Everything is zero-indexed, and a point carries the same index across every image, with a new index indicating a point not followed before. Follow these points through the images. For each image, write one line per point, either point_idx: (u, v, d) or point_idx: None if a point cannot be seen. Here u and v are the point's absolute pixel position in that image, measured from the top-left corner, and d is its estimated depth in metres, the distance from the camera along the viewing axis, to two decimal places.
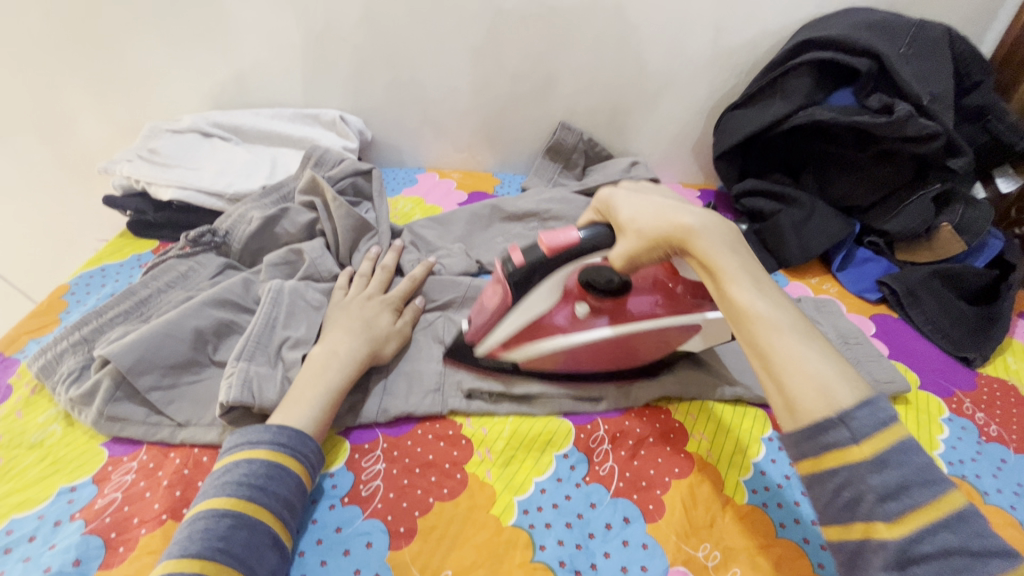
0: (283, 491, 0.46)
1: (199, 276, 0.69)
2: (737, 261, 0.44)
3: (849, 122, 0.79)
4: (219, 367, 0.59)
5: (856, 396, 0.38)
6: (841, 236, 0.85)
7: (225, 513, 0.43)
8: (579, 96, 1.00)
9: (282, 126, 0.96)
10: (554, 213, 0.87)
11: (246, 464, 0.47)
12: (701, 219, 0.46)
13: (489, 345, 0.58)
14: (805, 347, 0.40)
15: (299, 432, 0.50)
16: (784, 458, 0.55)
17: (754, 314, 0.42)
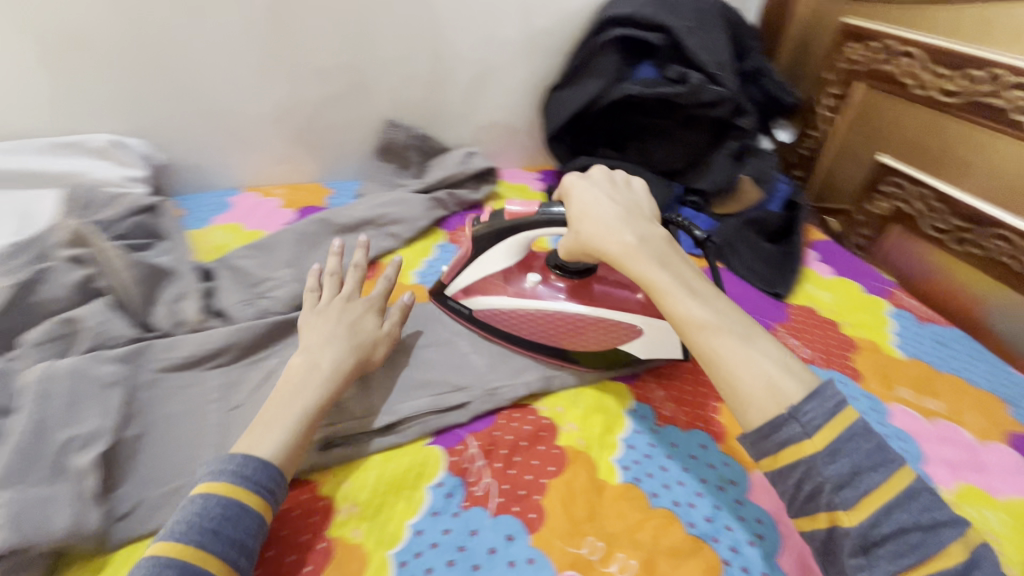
0: (239, 535, 0.41)
1: None
2: (669, 276, 0.49)
3: (654, 94, 0.85)
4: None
5: (799, 388, 0.41)
6: (666, 200, 0.91)
7: (168, 563, 0.38)
8: (402, 90, 0.94)
9: (27, 161, 0.76)
10: (391, 217, 0.82)
11: (201, 502, 0.42)
12: (635, 237, 0.51)
13: (455, 287, 0.66)
14: (746, 348, 0.44)
15: (267, 462, 0.45)
16: (647, 426, 0.57)
17: (692, 321, 0.46)
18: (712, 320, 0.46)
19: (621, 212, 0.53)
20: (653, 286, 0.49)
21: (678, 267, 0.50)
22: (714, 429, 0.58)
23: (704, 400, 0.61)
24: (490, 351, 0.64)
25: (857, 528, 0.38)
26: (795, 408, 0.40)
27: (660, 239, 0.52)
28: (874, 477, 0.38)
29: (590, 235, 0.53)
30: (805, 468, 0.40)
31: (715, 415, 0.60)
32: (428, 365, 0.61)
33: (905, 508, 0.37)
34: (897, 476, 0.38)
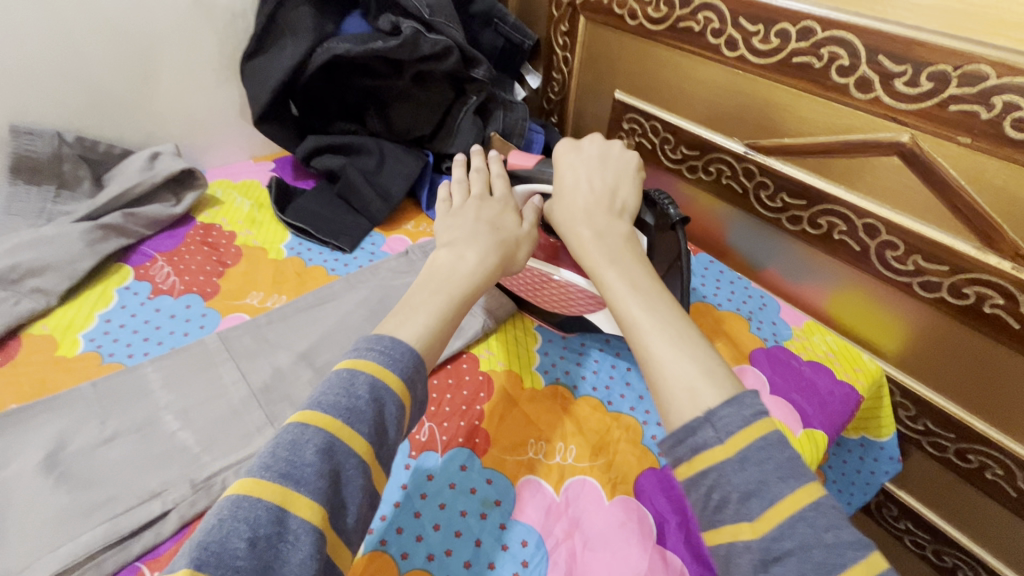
0: (378, 419, 0.36)
1: None
2: (617, 271, 0.46)
3: (367, 51, 0.71)
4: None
5: (721, 393, 0.37)
6: (416, 172, 0.79)
7: (314, 433, 0.34)
8: (18, 80, 0.67)
9: None
10: (32, 266, 0.59)
11: (349, 374, 0.37)
12: (591, 231, 0.49)
13: None
14: (674, 351, 0.40)
15: (413, 352, 0.40)
16: (398, 464, 0.48)
17: (628, 321, 0.43)
18: (646, 320, 0.42)
19: (592, 201, 0.51)
20: (597, 275, 0.47)
21: (637, 259, 0.48)
22: (478, 442, 0.50)
23: (468, 408, 0.53)
24: (204, 421, 0.49)
25: (759, 541, 0.32)
26: (709, 409, 0.36)
27: (623, 234, 0.49)
28: (783, 487, 0.33)
29: (564, 212, 0.52)
30: (716, 475, 0.34)
31: (479, 423, 0.52)
32: (113, 468, 0.45)
33: (810, 522, 0.32)
34: (806, 485, 0.33)
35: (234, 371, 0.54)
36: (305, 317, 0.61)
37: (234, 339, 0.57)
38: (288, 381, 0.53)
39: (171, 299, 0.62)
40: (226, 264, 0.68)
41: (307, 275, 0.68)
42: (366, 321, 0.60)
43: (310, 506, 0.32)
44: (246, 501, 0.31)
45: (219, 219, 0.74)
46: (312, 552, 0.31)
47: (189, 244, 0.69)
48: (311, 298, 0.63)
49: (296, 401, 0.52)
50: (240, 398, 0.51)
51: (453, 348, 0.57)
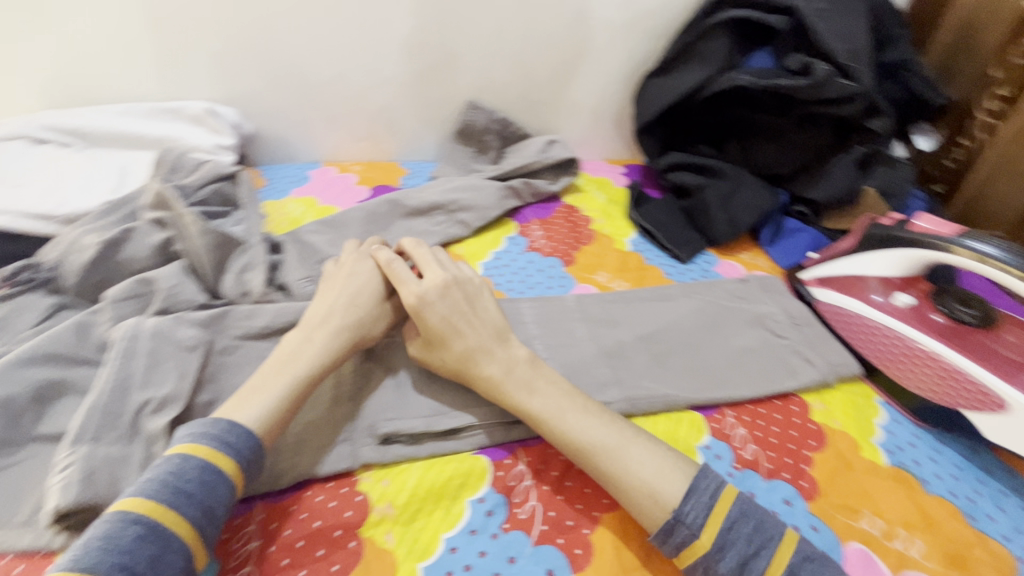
0: (213, 503, 0.39)
1: (19, 324, 0.56)
2: (540, 403, 0.48)
3: (769, 85, 0.74)
4: (46, 444, 0.48)
5: (684, 484, 0.43)
6: (766, 208, 0.80)
7: (133, 517, 0.36)
8: (485, 69, 0.89)
9: (133, 123, 0.81)
10: (463, 203, 0.79)
11: (178, 461, 0.39)
12: (496, 367, 0.49)
13: (812, 275, 0.70)
14: (641, 456, 0.45)
15: (252, 433, 0.43)
16: (721, 468, 0.50)
17: (583, 447, 0.46)
18: (602, 441, 0.46)
19: (490, 330, 0.52)
20: (528, 410, 0.47)
21: (542, 397, 0.48)
22: (803, 485, 0.49)
23: (794, 448, 0.52)
24: (564, 360, 0.60)
25: None
26: (678, 511, 0.41)
27: (524, 362, 0.50)
28: (759, 563, 0.40)
29: (454, 352, 0.50)
30: (704, 567, 0.41)
31: (805, 467, 0.51)
32: None
33: None
34: (784, 539, 0.41)
35: (587, 331, 0.63)
36: (644, 307, 0.67)
37: (587, 303, 0.67)
38: (629, 355, 0.60)
39: (541, 257, 0.76)
40: (583, 242, 0.79)
41: (646, 272, 0.75)
42: (699, 329, 0.64)
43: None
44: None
45: (581, 204, 0.87)
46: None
47: (558, 218, 0.83)
48: (652, 293, 0.69)
49: (636, 374, 0.58)
50: (591, 352, 0.60)
51: (784, 387, 0.58)
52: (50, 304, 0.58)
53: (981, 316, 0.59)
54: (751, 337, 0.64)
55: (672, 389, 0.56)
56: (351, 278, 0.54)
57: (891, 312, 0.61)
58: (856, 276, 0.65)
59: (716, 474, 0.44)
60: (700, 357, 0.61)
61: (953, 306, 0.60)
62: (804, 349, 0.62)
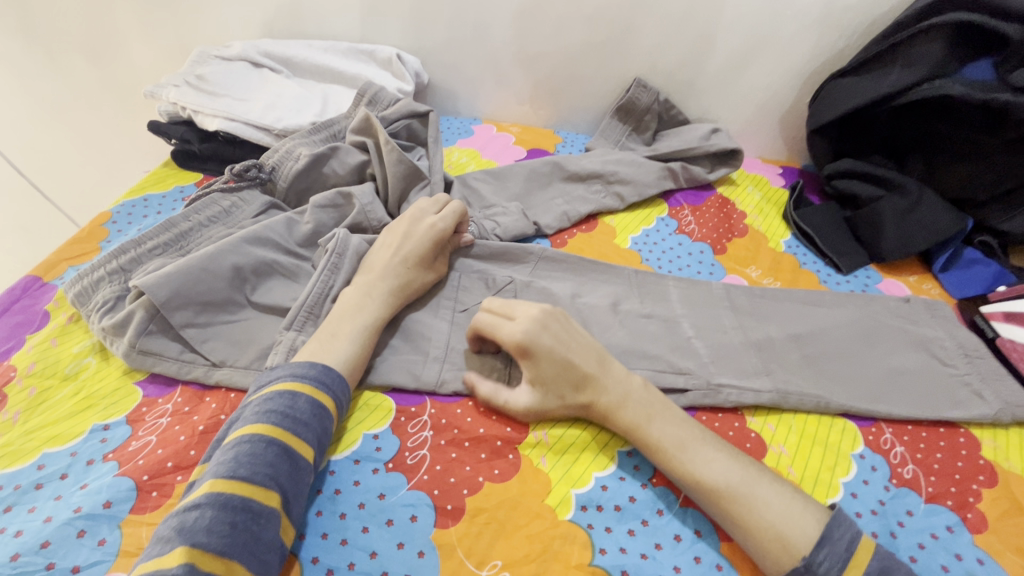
0: (322, 433, 0.43)
1: (242, 214, 0.65)
2: (658, 432, 0.45)
3: (984, 98, 0.68)
4: (257, 310, 0.55)
5: (816, 531, 0.40)
6: (949, 233, 0.74)
7: (273, 441, 0.39)
8: (660, 48, 0.89)
9: (334, 60, 0.90)
10: (620, 176, 0.80)
11: (289, 396, 0.42)
12: (613, 392, 0.47)
13: (995, 309, 0.65)
14: (765, 495, 0.41)
15: (341, 377, 0.46)
16: (877, 480, 0.49)
17: (702, 483, 0.43)
18: (726, 479, 0.42)
19: (595, 362, 0.48)
20: (646, 438, 0.45)
21: (661, 425, 0.46)
22: (969, 517, 0.47)
23: (962, 480, 0.50)
24: (711, 343, 0.58)
25: None
26: (809, 559, 0.38)
27: (641, 392, 0.48)
28: None
29: (569, 381, 0.47)
30: None
31: (973, 501, 0.48)
32: (646, 337, 0.57)
33: None
34: None
35: (734, 320, 0.61)
36: (798, 309, 0.63)
37: (736, 294, 0.64)
38: (780, 352, 0.58)
39: (691, 241, 0.76)
40: (734, 234, 0.78)
41: (800, 275, 0.73)
42: (857, 340, 0.60)
43: (272, 497, 0.37)
44: (221, 495, 0.35)
45: (734, 197, 0.85)
46: (274, 532, 0.36)
47: (710, 206, 0.82)
48: (803, 296, 0.65)
49: (787, 370, 0.56)
50: (739, 341, 0.58)
51: (950, 417, 0.54)
52: (266, 202, 0.67)
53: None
54: (912, 358, 0.59)
55: (827, 391, 0.55)
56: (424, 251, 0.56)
57: None
58: None
59: (850, 523, 0.40)
60: (857, 366, 0.58)
61: None
62: (975, 383, 0.57)
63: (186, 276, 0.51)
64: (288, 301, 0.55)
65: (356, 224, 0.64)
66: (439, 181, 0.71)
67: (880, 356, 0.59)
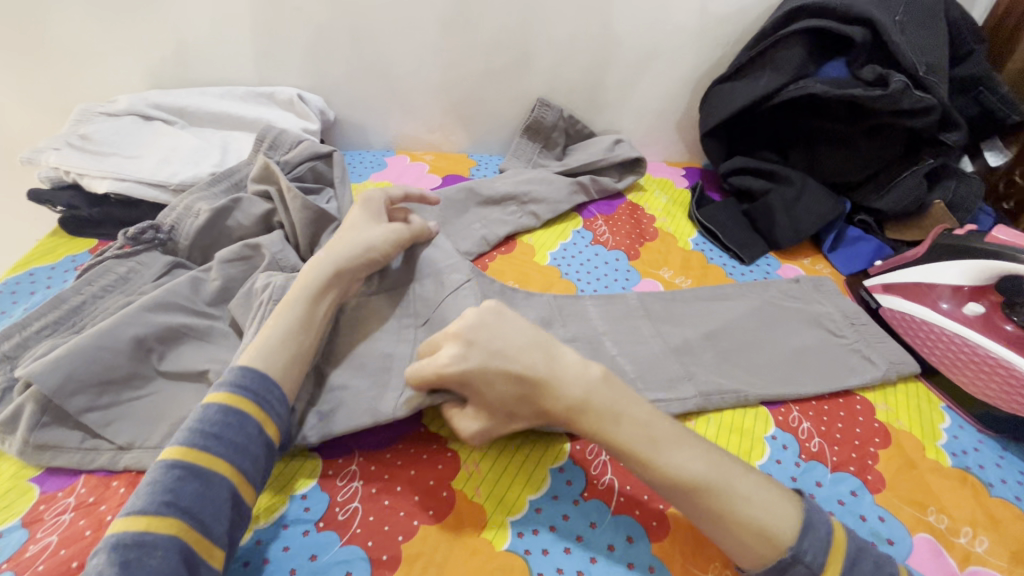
0: (246, 441, 0.41)
1: (141, 278, 0.61)
2: (630, 431, 0.43)
3: (843, 94, 0.75)
4: (164, 378, 0.52)
5: (798, 519, 0.41)
6: (831, 216, 0.81)
7: (175, 465, 0.38)
8: (558, 68, 0.93)
9: (232, 106, 0.87)
10: (533, 195, 0.83)
11: (202, 411, 0.42)
12: (577, 389, 0.44)
13: (875, 282, 0.70)
14: (746, 488, 0.42)
15: (264, 377, 0.44)
16: (789, 458, 0.53)
17: (683, 485, 0.42)
18: (705, 474, 0.42)
19: (543, 356, 0.45)
20: (618, 443, 0.43)
21: (630, 424, 0.43)
22: (870, 478, 0.52)
23: (861, 445, 0.55)
24: (633, 356, 0.60)
25: None
26: (796, 549, 0.40)
27: (601, 380, 0.45)
28: None
29: (524, 386, 0.44)
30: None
31: (871, 463, 0.53)
32: None
33: None
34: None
35: (651, 328, 0.63)
36: (705, 306, 0.67)
37: (650, 301, 0.67)
38: (697, 352, 0.61)
39: (607, 250, 0.79)
40: (646, 239, 0.82)
41: (708, 270, 0.77)
42: (760, 327, 0.65)
43: (173, 523, 0.36)
44: (115, 534, 0.35)
45: (643, 203, 0.90)
46: (177, 561, 0.35)
47: (622, 214, 0.86)
48: (710, 292, 0.69)
49: (706, 370, 0.59)
50: (659, 348, 0.61)
51: (848, 387, 0.59)
52: (168, 263, 0.64)
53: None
54: (811, 336, 0.64)
55: (742, 383, 0.58)
56: (352, 244, 0.53)
57: (961, 321, 0.60)
58: (920, 283, 0.64)
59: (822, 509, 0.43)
60: (765, 354, 0.62)
61: None
62: (864, 349, 0.63)
63: (84, 356, 0.48)
64: (195, 367, 0.53)
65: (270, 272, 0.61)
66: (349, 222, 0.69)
67: (784, 340, 0.64)
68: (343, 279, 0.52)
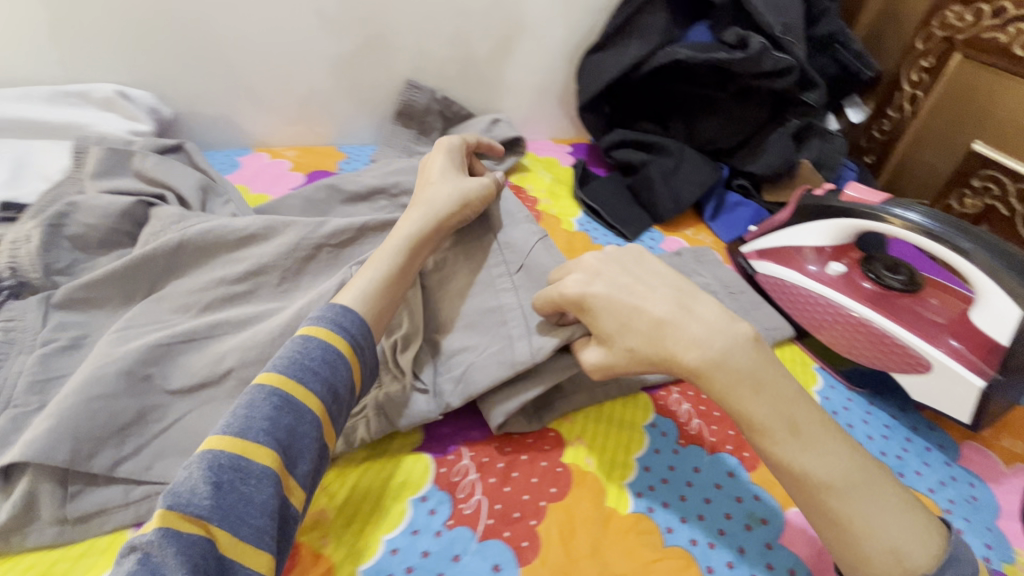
0: (334, 378, 0.41)
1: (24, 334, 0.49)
2: (771, 410, 0.40)
3: (707, 59, 0.74)
4: (181, 398, 0.47)
5: (941, 550, 0.36)
6: (709, 183, 0.81)
7: (270, 394, 0.38)
8: (423, 46, 0.85)
9: (33, 110, 0.72)
10: (403, 187, 0.75)
11: (299, 342, 0.41)
12: (715, 351, 0.41)
13: (752, 248, 0.69)
14: (884, 501, 0.38)
15: (362, 320, 0.45)
16: (667, 445, 0.50)
17: (812, 480, 0.38)
18: (837, 476, 0.38)
19: (676, 310, 0.43)
20: (752, 419, 0.40)
21: (773, 400, 0.40)
22: (746, 456, 0.50)
23: None
24: None
25: None
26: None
27: (752, 346, 0.41)
28: None
29: (641, 327, 0.43)
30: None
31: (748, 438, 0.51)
32: None
33: None
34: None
35: None
36: None
37: None
38: None
39: None
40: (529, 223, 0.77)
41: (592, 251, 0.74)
42: None
43: (268, 454, 0.36)
44: (211, 453, 0.35)
45: (526, 184, 0.85)
46: (272, 492, 0.35)
47: None
48: None
49: None
50: None
51: None
52: (38, 298, 0.51)
53: (908, 281, 0.58)
54: None
55: None
56: (445, 198, 0.54)
57: (824, 281, 0.60)
58: (788, 246, 0.64)
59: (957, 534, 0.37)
60: None
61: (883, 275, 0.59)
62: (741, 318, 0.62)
63: (76, 412, 0.42)
64: (217, 370, 0.48)
65: (258, 266, 0.55)
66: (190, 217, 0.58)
67: None
68: (439, 234, 0.52)
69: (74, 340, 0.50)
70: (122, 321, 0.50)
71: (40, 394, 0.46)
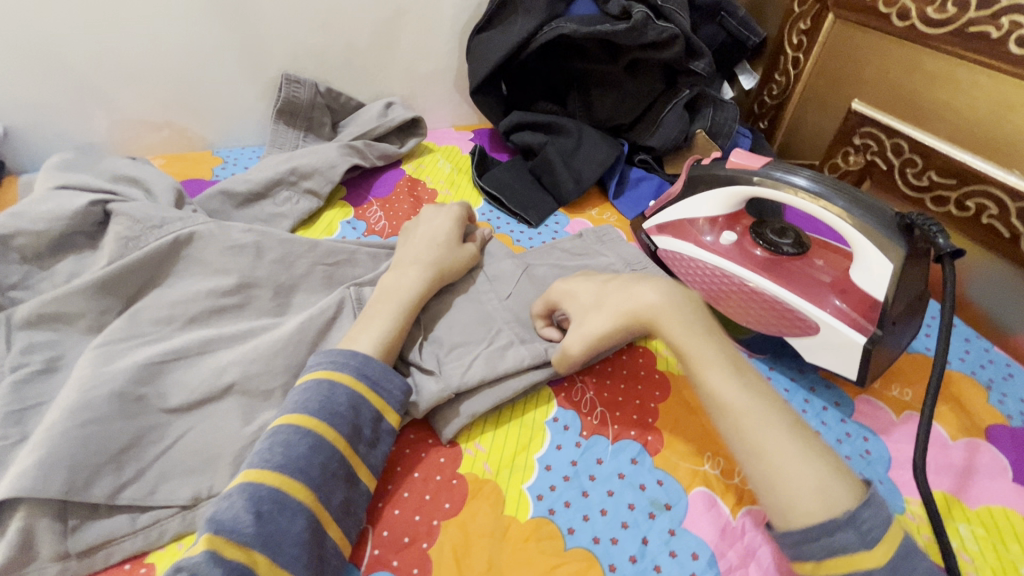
0: (360, 421, 0.42)
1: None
2: (714, 347, 0.42)
3: (592, 32, 0.71)
4: (180, 416, 0.45)
5: (860, 489, 0.35)
6: (610, 161, 0.79)
7: (306, 433, 0.39)
8: (296, 33, 0.78)
9: None
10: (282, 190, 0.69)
11: (328, 386, 0.42)
12: (667, 297, 0.45)
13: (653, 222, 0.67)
14: (805, 440, 0.37)
15: (383, 365, 0.45)
16: (569, 440, 0.48)
17: (740, 409, 0.39)
18: (765, 408, 0.39)
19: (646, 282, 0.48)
20: (690, 353, 0.42)
21: (713, 340, 0.43)
22: (649, 440, 0.48)
23: (642, 404, 0.51)
24: None
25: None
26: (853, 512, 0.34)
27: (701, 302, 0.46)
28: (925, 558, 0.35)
29: (619, 294, 0.48)
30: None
31: (652, 421, 0.50)
32: None
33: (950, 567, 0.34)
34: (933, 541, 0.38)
35: None
36: None
37: None
38: None
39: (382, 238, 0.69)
40: None
41: None
42: None
43: (303, 489, 0.37)
44: (254, 486, 0.36)
45: (424, 176, 0.80)
46: (304, 526, 0.36)
47: (399, 195, 0.76)
48: None
49: None
50: None
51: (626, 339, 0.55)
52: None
53: (796, 243, 0.59)
54: None
55: None
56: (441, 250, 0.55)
57: (719, 252, 0.59)
58: (684, 219, 0.63)
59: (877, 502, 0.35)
60: None
61: (776, 243, 0.58)
62: None
63: (66, 439, 0.39)
64: (216, 387, 0.46)
65: (247, 281, 0.53)
66: (79, 205, 0.52)
67: None
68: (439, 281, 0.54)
69: (53, 363, 0.46)
70: (100, 338, 0.47)
71: (20, 425, 0.41)
